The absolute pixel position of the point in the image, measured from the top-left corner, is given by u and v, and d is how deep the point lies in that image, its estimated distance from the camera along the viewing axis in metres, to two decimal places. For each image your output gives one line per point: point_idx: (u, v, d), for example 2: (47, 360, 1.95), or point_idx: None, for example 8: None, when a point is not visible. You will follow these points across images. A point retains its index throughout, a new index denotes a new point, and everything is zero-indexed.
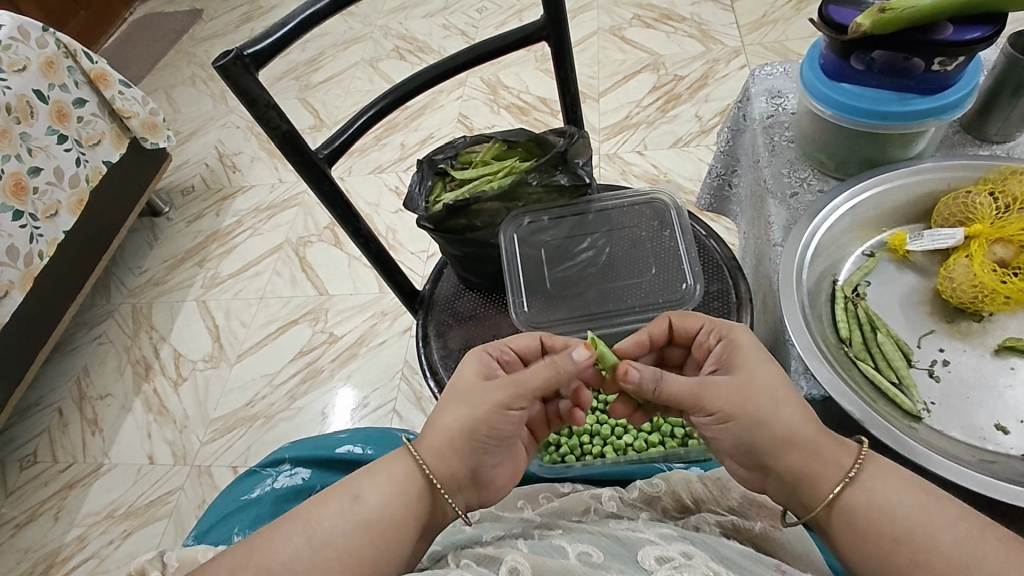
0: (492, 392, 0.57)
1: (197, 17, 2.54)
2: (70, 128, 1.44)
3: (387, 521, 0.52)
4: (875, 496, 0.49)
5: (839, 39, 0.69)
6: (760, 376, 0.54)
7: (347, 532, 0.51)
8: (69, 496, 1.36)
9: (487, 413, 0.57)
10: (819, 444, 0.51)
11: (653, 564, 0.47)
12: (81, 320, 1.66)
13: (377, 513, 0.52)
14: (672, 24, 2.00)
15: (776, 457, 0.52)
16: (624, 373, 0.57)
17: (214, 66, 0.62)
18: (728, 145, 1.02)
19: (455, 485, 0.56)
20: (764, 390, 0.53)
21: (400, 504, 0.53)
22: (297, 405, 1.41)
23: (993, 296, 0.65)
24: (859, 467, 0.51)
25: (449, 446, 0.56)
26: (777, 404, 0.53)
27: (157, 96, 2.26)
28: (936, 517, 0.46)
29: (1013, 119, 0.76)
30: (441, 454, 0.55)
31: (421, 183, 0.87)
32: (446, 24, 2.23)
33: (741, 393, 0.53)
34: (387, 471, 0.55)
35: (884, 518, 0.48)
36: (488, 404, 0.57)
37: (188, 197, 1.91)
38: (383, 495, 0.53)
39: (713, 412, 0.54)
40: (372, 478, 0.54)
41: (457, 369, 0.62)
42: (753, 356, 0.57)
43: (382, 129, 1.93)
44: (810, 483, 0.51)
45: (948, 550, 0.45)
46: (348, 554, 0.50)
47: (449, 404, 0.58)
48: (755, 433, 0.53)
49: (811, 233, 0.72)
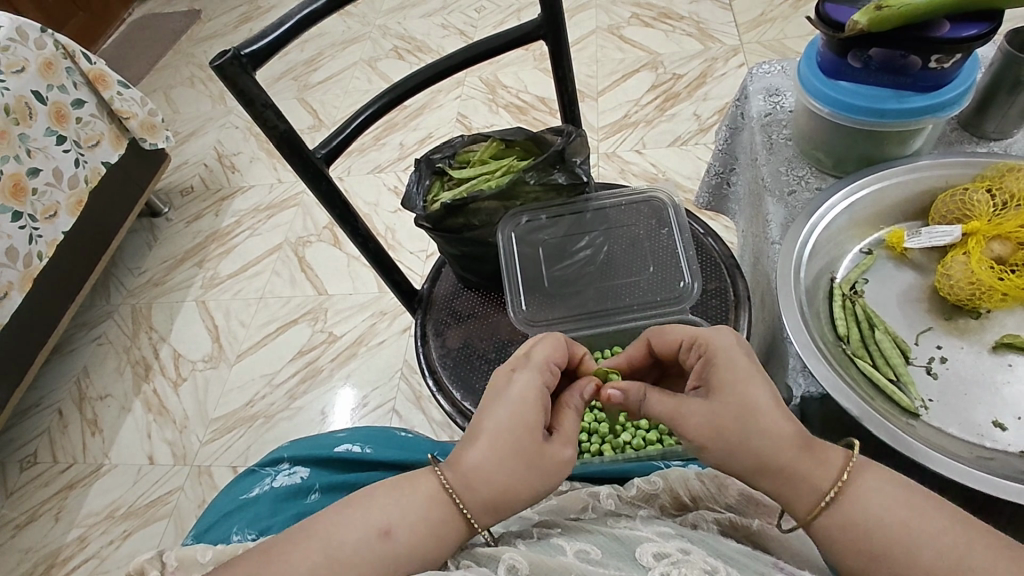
0: (558, 451, 0.53)
1: (195, 17, 2.54)
2: (69, 129, 1.44)
3: (412, 555, 0.49)
4: (865, 500, 0.48)
5: (836, 36, 0.69)
6: (735, 406, 0.52)
7: (369, 562, 0.48)
8: (69, 497, 1.36)
9: (550, 472, 0.53)
10: (802, 458, 0.50)
11: (651, 561, 0.47)
12: (81, 321, 1.66)
13: (404, 547, 0.49)
14: (671, 22, 2.00)
15: (758, 476, 0.51)
16: (607, 396, 0.60)
17: (211, 66, 0.62)
18: (726, 144, 1.02)
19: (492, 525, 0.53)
20: (738, 421, 0.51)
21: (429, 537, 0.50)
22: (296, 405, 1.41)
23: (990, 293, 0.65)
24: (845, 476, 0.49)
25: (501, 499, 0.51)
26: (750, 433, 0.51)
27: (156, 96, 2.26)
28: (925, 518, 0.46)
29: (1010, 116, 0.76)
30: (492, 508, 0.51)
31: (419, 183, 0.88)
32: (445, 23, 2.23)
33: (714, 423, 0.52)
34: (417, 498, 0.51)
35: (873, 520, 0.47)
36: (555, 463, 0.53)
37: (187, 197, 1.91)
38: (411, 525, 0.49)
39: (690, 438, 0.54)
40: (401, 506, 0.50)
41: (513, 401, 0.54)
42: (732, 375, 0.54)
43: (380, 129, 1.93)
44: (794, 496, 0.50)
45: (937, 550, 0.45)
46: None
47: (500, 457, 0.52)
48: (735, 459, 0.52)
49: (808, 231, 0.72)
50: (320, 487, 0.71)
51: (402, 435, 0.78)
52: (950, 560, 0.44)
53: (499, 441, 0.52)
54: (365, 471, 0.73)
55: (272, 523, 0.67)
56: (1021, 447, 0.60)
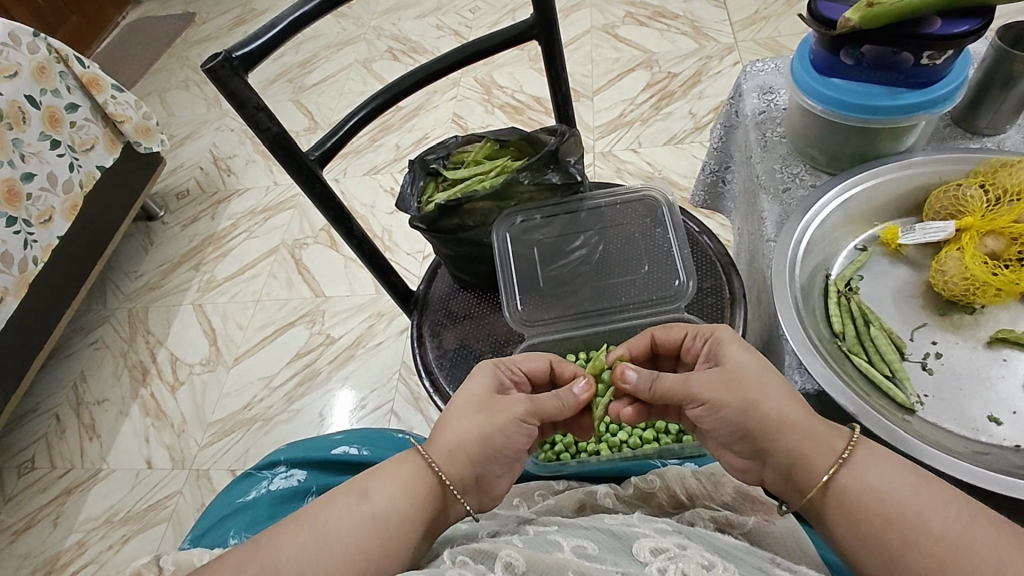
0: (513, 405, 0.60)
1: (190, 20, 2.54)
2: (63, 133, 1.44)
3: (393, 518, 0.52)
4: (867, 480, 0.49)
5: (828, 34, 0.69)
6: (747, 367, 0.56)
7: (353, 527, 0.50)
8: (67, 502, 1.36)
9: (506, 425, 0.59)
10: (809, 428, 0.52)
11: (648, 556, 0.47)
12: (77, 326, 1.66)
13: (383, 510, 0.52)
14: (665, 21, 2.00)
15: (773, 438, 0.53)
16: (622, 373, 0.62)
17: (203, 69, 0.62)
18: (721, 142, 1.02)
19: (464, 486, 0.57)
20: (753, 377, 0.55)
21: (408, 500, 0.53)
22: (294, 408, 1.41)
23: (985, 288, 0.65)
24: (850, 451, 0.51)
25: (462, 453, 0.56)
26: (766, 388, 0.54)
27: (150, 100, 2.25)
28: (926, 503, 0.46)
29: (1003, 111, 0.77)
30: (456, 459, 0.56)
31: (413, 184, 0.87)
32: (440, 24, 2.23)
33: (727, 382, 0.56)
34: (394, 471, 0.55)
35: (874, 501, 0.48)
36: (509, 417, 0.59)
37: (183, 201, 1.91)
38: (389, 492, 0.53)
39: (702, 400, 0.57)
40: (380, 477, 0.54)
41: (468, 379, 0.63)
42: (737, 349, 0.59)
43: (376, 131, 1.93)
44: (796, 469, 0.52)
45: (938, 531, 0.45)
46: (354, 548, 0.50)
47: (459, 414, 0.59)
48: (748, 419, 0.54)
49: (803, 228, 0.72)
50: (317, 489, 0.71)
51: (399, 437, 0.78)
52: (949, 545, 0.44)
53: (461, 406, 0.60)
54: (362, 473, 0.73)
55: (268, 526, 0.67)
56: (1016, 441, 0.60)
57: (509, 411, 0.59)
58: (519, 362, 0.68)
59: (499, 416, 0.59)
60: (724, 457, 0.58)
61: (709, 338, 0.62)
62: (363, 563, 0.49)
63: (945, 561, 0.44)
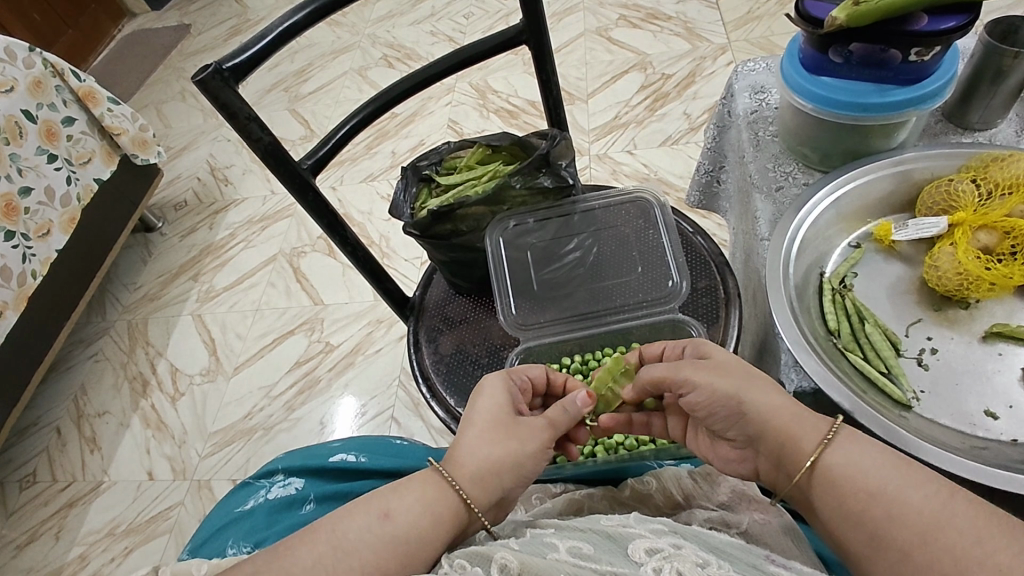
0: (538, 432, 0.60)
1: (185, 32, 2.55)
2: (60, 147, 1.45)
3: (414, 540, 0.51)
4: (851, 460, 0.49)
5: (816, 33, 0.69)
6: (730, 359, 0.59)
7: (372, 545, 0.50)
8: (69, 515, 1.36)
9: (532, 453, 0.59)
10: (797, 410, 0.53)
11: (643, 556, 0.47)
12: (77, 339, 1.66)
13: (405, 531, 0.51)
14: (658, 23, 2.01)
15: (763, 424, 0.53)
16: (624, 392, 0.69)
17: (194, 81, 0.62)
18: (714, 142, 1.02)
19: (488, 506, 0.56)
20: (737, 369, 0.57)
21: (431, 523, 0.52)
22: (294, 416, 1.41)
23: (978, 283, 0.65)
24: (834, 431, 0.51)
25: (491, 477, 0.56)
26: (752, 382, 0.55)
27: (147, 112, 2.26)
28: (907, 480, 0.46)
29: (993, 106, 0.77)
30: (483, 483, 0.56)
31: (406, 190, 0.87)
32: (434, 30, 2.24)
33: (715, 374, 0.57)
34: (416, 490, 0.54)
35: (859, 477, 0.48)
36: (535, 444, 0.59)
37: (180, 212, 1.91)
38: (411, 512, 0.52)
39: (691, 381, 0.59)
40: (401, 496, 0.54)
41: (484, 396, 0.62)
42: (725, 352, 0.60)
43: (372, 138, 1.93)
44: (781, 449, 0.53)
45: (919, 507, 0.45)
46: (373, 566, 0.49)
47: (483, 436, 0.58)
48: (738, 405, 0.55)
49: (797, 226, 0.72)
50: (315, 497, 0.71)
51: (398, 443, 0.77)
52: (929, 520, 0.45)
53: (483, 426, 0.59)
54: (360, 480, 0.73)
55: (267, 535, 0.68)
56: (1013, 436, 0.60)
57: (533, 437, 0.59)
58: (526, 372, 0.69)
59: (525, 444, 0.59)
60: (720, 452, 0.59)
61: (690, 342, 0.65)
62: None
63: (927, 536, 0.44)
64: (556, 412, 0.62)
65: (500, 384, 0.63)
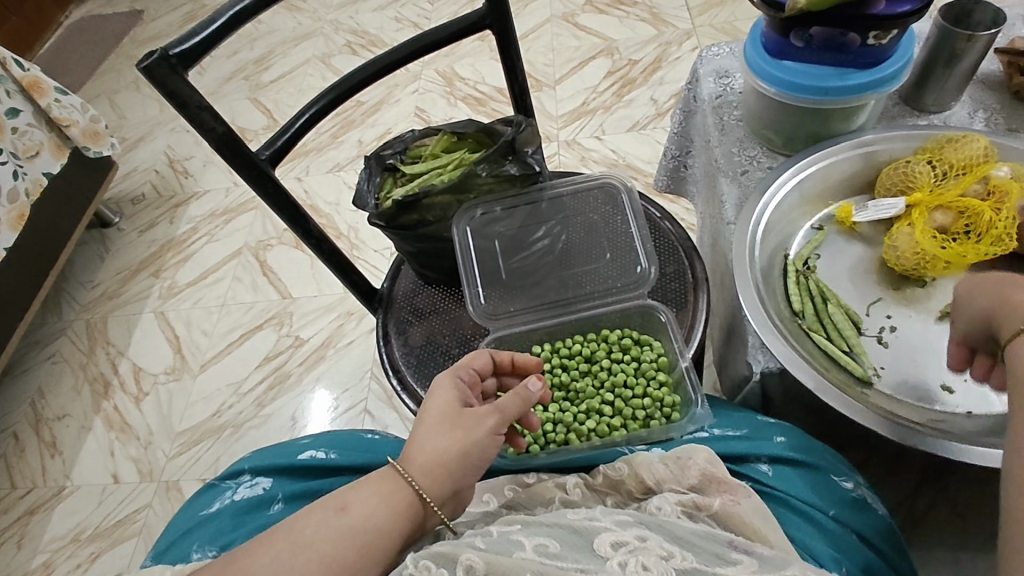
0: (483, 418, 0.60)
1: (137, 18, 2.45)
2: (5, 140, 1.38)
3: (371, 531, 0.52)
4: None
5: (777, 17, 0.70)
6: None
7: (331, 536, 0.50)
8: (30, 523, 1.31)
9: (480, 440, 0.59)
10: None
11: (609, 551, 0.48)
12: (32, 340, 1.59)
13: (363, 521, 0.52)
14: (624, 8, 2.01)
15: None
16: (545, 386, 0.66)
17: (140, 68, 0.60)
18: (680, 127, 1.02)
19: (443, 499, 0.57)
20: None
21: (388, 515, 0.53)
22: (265, 413, 1.38)
23: (934, 262, 0.67)
24: None
25: (442, 469, 0.56)
26: None
27: (99, 102, 2.16)
28: None
29: (948, 89, 0.79)
30: (435, 476, 0.56)
31: (370, 180, 0.85)
32: (398, 16, 2.20)
33: None
34: (373, 485, 0.55)
35: None
36: (482, 432, 0.59)
37: (138, 206, 1.85)
38: (368, 505, 0.53)
39: None
40: (360, 490, 0.54)
41: (432, 395, 0.62)
42: None
43: (337, 127, 1.89)
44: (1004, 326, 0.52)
45: None
46: (331, 556, 0.49)
47: (433, 431, 0.59)
48: None
49: (762, 209, 0.73)
50: (284, 497, 0.70)
51: (368, 437, 0.76)
52: None
53: (430, 422, 0.60)
54: (329, 477, 0.71)
55: (234, 537, 0.66)
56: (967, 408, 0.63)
57: (481, 425, 0.59)
58: (470, 360, 0.68)
59: (473, 433, 0.59)
60: None
61: None
62: (338, 570, 0.49)
63: None
64: (508, 398, 0.62)
65: (445, 381, 0.63)
